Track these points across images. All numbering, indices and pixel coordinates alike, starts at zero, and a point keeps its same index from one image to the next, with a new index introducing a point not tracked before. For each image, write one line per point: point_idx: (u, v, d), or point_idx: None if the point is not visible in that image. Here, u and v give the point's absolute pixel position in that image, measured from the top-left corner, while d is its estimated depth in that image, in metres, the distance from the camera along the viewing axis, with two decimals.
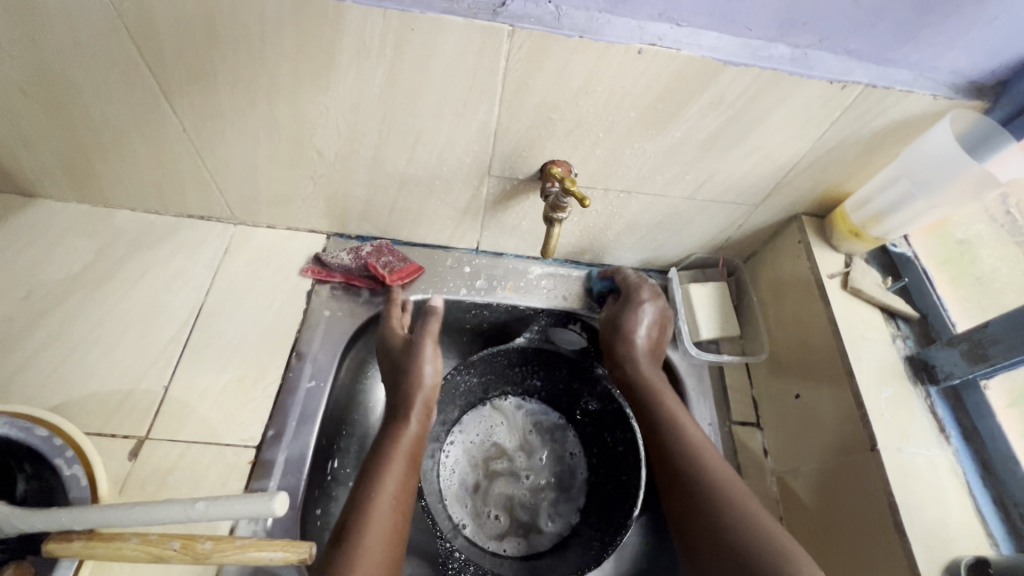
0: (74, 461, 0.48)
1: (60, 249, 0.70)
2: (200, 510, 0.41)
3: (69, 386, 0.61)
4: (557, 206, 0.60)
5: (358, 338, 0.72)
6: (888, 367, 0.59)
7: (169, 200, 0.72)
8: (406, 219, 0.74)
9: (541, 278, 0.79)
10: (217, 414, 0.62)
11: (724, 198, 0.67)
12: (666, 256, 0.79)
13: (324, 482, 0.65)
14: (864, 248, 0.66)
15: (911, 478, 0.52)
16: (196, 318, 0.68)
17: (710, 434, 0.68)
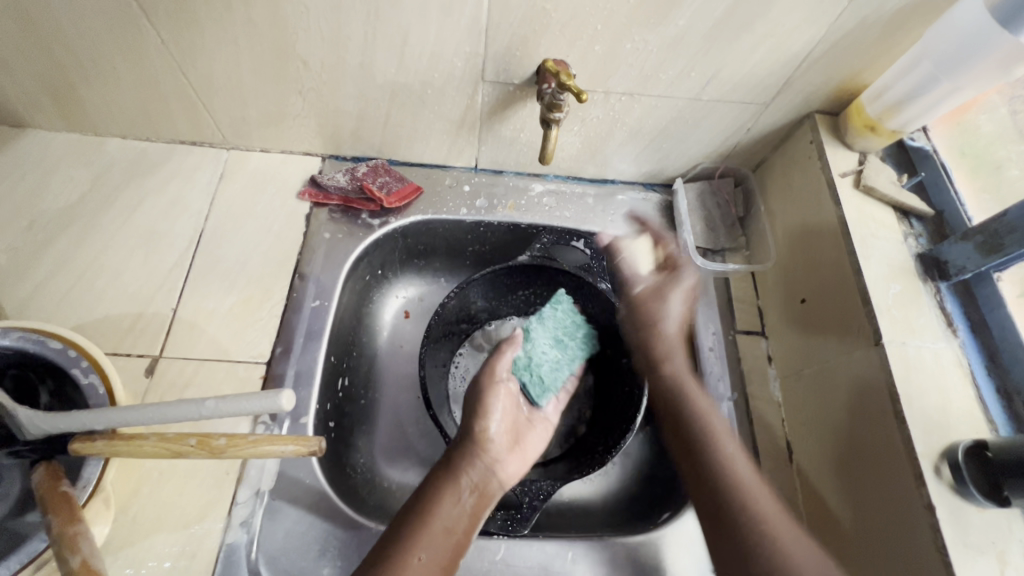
0: (90, 371, 0.49)
1: (56, 178, 0.69)
2: (211, 407, 0.42)
3: (81, 310, 0.62)
4: (554, 105, 0.57)
5: (362, 261, 0.72)
6: (898, 264, 0.57)
7: (159, 125, 0.70)
8: (400, 136, 0.72)
9: (542, 196, 0.77)
10: (226, 332, 0.63)
11: (732, 98, 0.64)
12: (671, 168, 0.76)
13: (336, 399, 0.67)
14: (880, 143, 0.63)
15: (915, 370, 0.52)
16: (197, 242, 0.68)
17: (714, 343, 0.69)
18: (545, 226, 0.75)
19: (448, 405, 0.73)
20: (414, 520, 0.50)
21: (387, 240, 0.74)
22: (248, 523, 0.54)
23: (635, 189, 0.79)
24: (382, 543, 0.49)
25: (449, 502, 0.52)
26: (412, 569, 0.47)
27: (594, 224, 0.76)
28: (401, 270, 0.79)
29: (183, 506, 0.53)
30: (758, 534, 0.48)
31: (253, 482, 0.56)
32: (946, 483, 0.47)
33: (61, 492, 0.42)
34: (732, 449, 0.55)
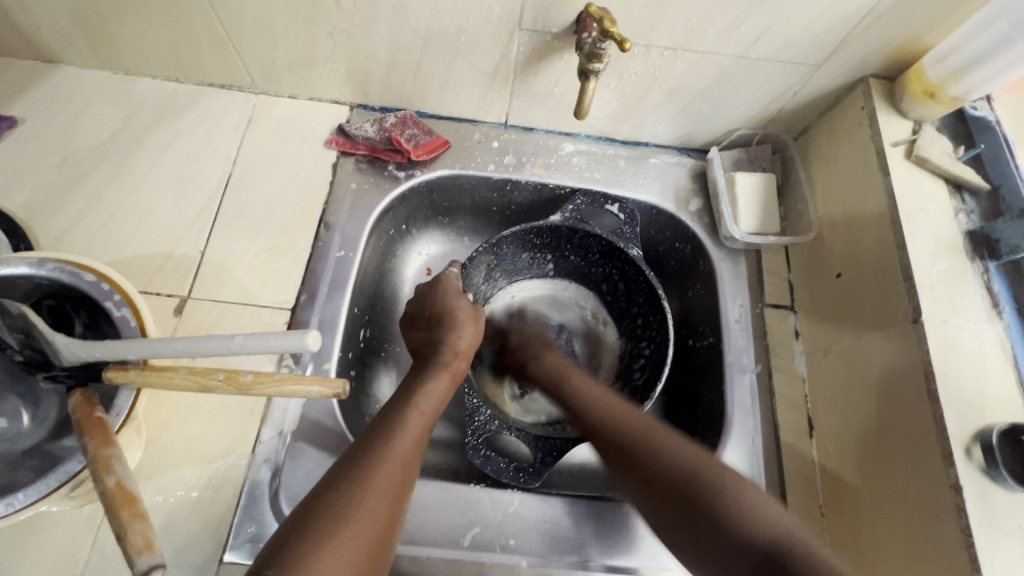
0: (123, 305, 0.50)
1: (88, 115, 0.69)
2: (238, 343, 0.43)
3: (113, 247, 0.63)
4: (594, 56, 0.54)
5: (387, 214, 0.72)
6: (945, 240, 0.55)
7: (188, 65, 0.70)
8: (430, 86, 0.70)
9: (573, 155, 0.75)
10: (252, 277, 0.64)
11: (782, 57, 0.60)
12: (708, 132, 0.73)
13: (358, 349, 0.68)
14: (938, 112, 0.59)
15: (954, 349, 0.50)
16: (225, 186, 0.68)
17: (740, 315, 0.68)
18: (576, 187, 0.74)
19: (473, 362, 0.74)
20: (407, 393, 0.56)
21: (413, 194, 0.73)
22: (271, 461, 0.55)
23: (669, 152, 0.76)
24: (384, 409, 0.54)
25: (439, 382, 0.57)
26: (414, 419, 0.53)
27: (624, 188, 0.73)
28: (424, 226, 0.79)
29: (210, 441, 0.55)
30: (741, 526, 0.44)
31: (276, 423, 0.57)
32: (976, 465, 0.46)
33: (96, 418, 0.43)
34: (598, 399, 0.59)
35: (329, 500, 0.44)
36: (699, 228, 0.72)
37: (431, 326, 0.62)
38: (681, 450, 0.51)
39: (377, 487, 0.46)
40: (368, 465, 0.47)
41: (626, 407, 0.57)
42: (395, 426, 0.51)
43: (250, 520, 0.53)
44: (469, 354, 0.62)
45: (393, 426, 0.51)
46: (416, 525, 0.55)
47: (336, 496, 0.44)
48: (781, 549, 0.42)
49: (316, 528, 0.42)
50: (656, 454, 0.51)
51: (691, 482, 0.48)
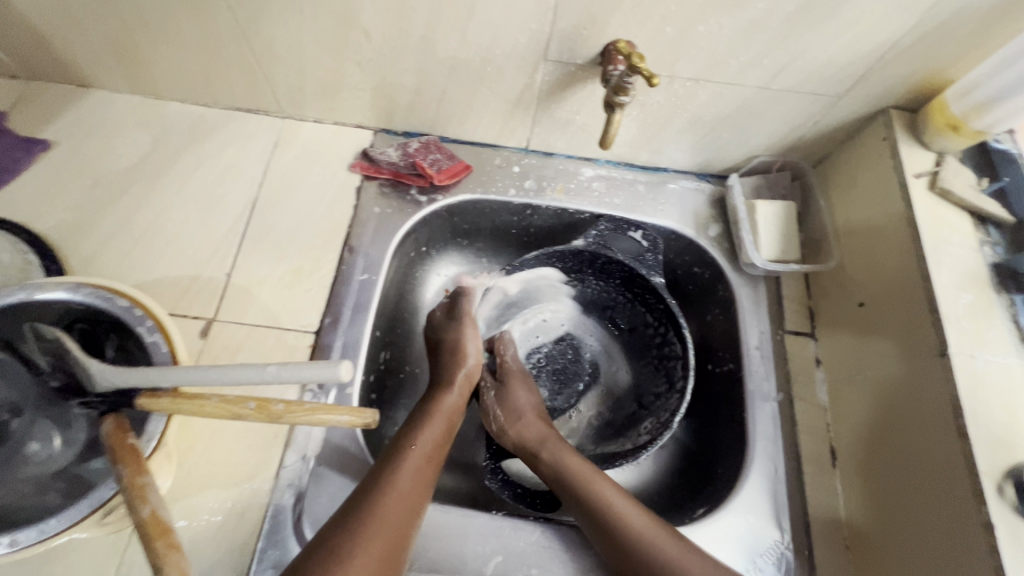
0: (154, 329, 0.50)
1: (119, 139, 0.71)
2: (271, 373, 0.43)
3: (140, 269, 0.64)
4: (620, 89, 0.55)
5: (409, 236, 0.73)
6: (971, 273, 0.55)
7: (218, 90, 0.71)
8: (453, 113, 0.71)
9: (592, 180, 0.76)
10: (277, 300, 0.64)
11: (803, 88, 0.61)
12: (728, 158, 0.74)
13: (379, 371, 0.69)
14: (959, 144, 0.59)
15: (982, 384, 0.50)
16: (250, 209, 0.69)
17: (761, 342, 0.68)
18: (596, 211, 0.74)
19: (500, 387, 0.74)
20: (404, 433, 0.56)
21: (434, 217, 0.74)
22: (294, 485, 0.56)
23: (688, 178, 0.77)
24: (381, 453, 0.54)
25: (435, 422, 0.58)
26: (410, 463, 0.53)
27: (643, 214, 0.74)
28: (444, 248, 0.79)
29: (235, 465, 0.55)
30: None
31: (300, 447, 0.57)
32: (1009, 503, 0.45)
33: (129, 444, 0.44)
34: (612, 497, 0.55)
35: (325, 551, 0.44)
36: (718, 253, 0.72)
37: (435, 353, 0.66)
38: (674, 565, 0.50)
39: (373, 535, 0.46)
40: (366, 513, 0.47)
41: (643, 516, 0.53)
42: (390, 469, 0.52)
43: (273, 546, 0.53)
44: (471, 381, 0.64)
45: (386, 476, 0.51)
46: (438, 552, 0.55)
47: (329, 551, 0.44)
48: None
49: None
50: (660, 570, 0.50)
51: None
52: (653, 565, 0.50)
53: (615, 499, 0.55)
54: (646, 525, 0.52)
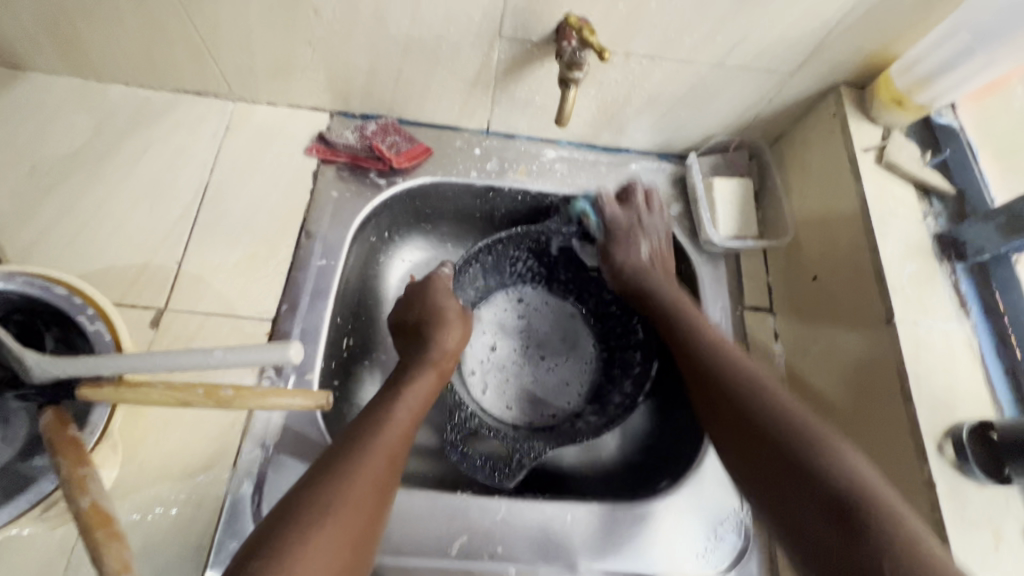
0: (96, 319, 0.48)
1: (58, 124, 0.68)
2: (218, 356, 0.42)
3: (85, 259, 0.62)
4: (573, 65, 0.55)
5: (369, 221, 0.71)
6: (915, 244, 0.56)
7: (163, 73, 0.68)
8: (411, 94, 0.69)
9: (554, 162, 0.76)
10: (231, 288, 0.63)
11: (757, 65, 0.62)
12: (687, 138, 0.75)
13: (341, 358, 0.68)
14: (905, 119, 0.61)
15: (924, 348, 0.51)
16: (203, 194, 0.67)
17: (721, 319, 0.69)
18: (558, 192, 0.74)
19: (470, 372, 0.74)
20: (396, 388, 0.56)
21: (395, 201, 0.73)
22: (253, 474, 0.54)
23: (649, 158, 0.77)
24: (371, 403, 0.55)
25: (426, 380, 0.58)
26: (400, 414, 0.53)
27: (604, 194, 0.74)
28: (408, 233, 0.78)
29: (190, 456, 0.54)
30: (825, 470, 0.45)
31: (258, 436, 0.56)
32: (948, 461, 0.47)
33: (69, 436, 0.42)
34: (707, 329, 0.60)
35: (311, 488, 0.45)
36: (678, 232, 0.73)
37: (419, 329, 0.62)
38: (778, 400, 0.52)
39: (360, 481, 0.46)
40: (359, 459, 0.48)
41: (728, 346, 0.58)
42: (383, 419, 0.52)
43: (232, 537, 0.52)
44: (457, 353, 0.62)
45: (377, 420, 0.52)
46: (404, 534, 0.55)
47: (319, 487, 0.45)
48: (854, 503, 0.42)
49: (301, 515, 0.43)
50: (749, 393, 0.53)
51: (788, 430, 0.49)
52: (749, 394, 0.53)
53: (748, 363, 0.56)
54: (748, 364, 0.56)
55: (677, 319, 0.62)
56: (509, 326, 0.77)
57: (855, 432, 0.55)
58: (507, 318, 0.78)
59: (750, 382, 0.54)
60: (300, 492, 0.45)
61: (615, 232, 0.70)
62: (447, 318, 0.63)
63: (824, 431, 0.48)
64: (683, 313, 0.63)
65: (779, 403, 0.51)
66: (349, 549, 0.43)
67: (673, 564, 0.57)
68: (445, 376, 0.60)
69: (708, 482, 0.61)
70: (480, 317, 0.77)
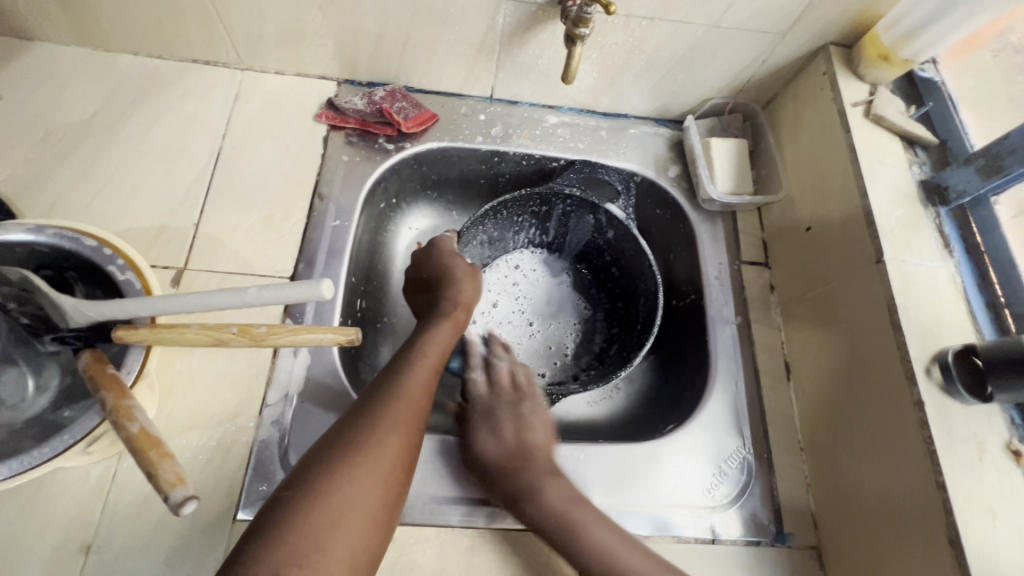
0: (127, 269, 0.50)
1: (69, 93, 0.69)
2: (253, 295, 0.44)
3: (104, 222, 0.63)
4: (580, 20, 0.56)
5: (379, 186, 0.73)
6: (901, 190, 0.60)
7: (172, 41, 0.69)
8: (417, 60, 0.71)
9: (557, 127, 0.78)
10: (249, 248, 0.64)
11: (750, 26, 0.65)
12: (683, 102, 0.77)
13: (355, 318, 0.70)
14: (891, 75, 0.64)
15: (912, 284, 0.55)
16: (215, 160, 0.68)
17: (719, 273, 0.72)
18: (561, 156, 0.77)
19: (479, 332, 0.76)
20: (414, 340, 0.58)
21: (403, 167, 0.75)
22: (279, 422, 0.56)
23: (647, 123, 0.80)
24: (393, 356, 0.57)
25: (440, 331, 0.59)
26: (423, 362, 0.55)
27: (605, 158, 0.77)
28: (414, 200, 0.80)
29: (217, 405, 0.56)
30: None
31: (282, 386, 0.58)
32: (936, 383, 0.51)
33: (109, 373, 0.44)
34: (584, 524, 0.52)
35: (344, 431, 0.47)
36: (677, 193, 0.76)
37: (432, 285, 0.64)
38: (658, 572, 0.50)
39: (388, 426, 0.48)
40: (381, 408, 0.49)
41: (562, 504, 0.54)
42: (405, 367, 0.54)
43: (263, 480, 0.54)
44: (469, 306, 0.64)
45: (400, 368, 0.54)
46: (425, 476, 0.58)
47: (352, 429, 0.47)
48: None
49: (337, 453, 0.45)
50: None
51: None
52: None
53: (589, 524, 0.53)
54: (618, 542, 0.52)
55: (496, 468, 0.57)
56: (513, 289, 0.80)
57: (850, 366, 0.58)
58: (511, 281, 0.80)
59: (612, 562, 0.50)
60: (336, 434, 0.47)
61: (480, 409, 0.63)
62: (458, 273, 0.64)
63: None
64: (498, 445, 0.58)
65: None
66: (383, 490, 0.45)
67: (676, 497, 0.60)
68: (462, 328, 0.62)
69: (711, 423, 0.64)
70: (486, 280, 0.79)
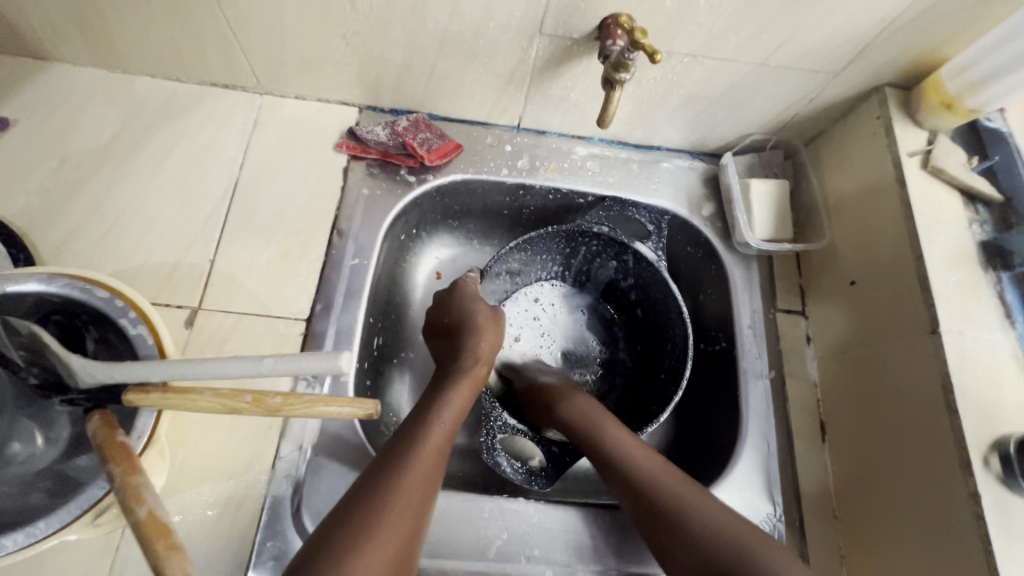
0: (138, 321, 0.48)
1: (85, 118, 0.66)
2: (269, 365, 0.42)
3: (117, 256, 0.61)
4: (620, 65, 0.53)
5: (399, 219, 0.71)
6: (960, 251, 0.56)
7: (191, 65, 0.67)
8: (443, 89, 0.68)
9: (585, 159, 0.74)
10: (265, 287, 0.62)
11: (801, 65, 0.60)
12: (722, 136, 0.73)
13: (372, 358, 0.68)
14: (952, 122, 0.60)
15: (970, 360, 0.51)
16: (233, 191, 0.66)
17: (752, 321, 0.68)
18: (590, 191, 0.73)
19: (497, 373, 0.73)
20: (429, 401, 0.56)
21: (424, 199, 0.72)
22: (291, 476, 0.55)
23: (680, 157, 0.76)
24: (408, 418, 0.54)
25: (458, 391, 0.57)
26: (437, 429, 0.52)
27: (637, 195, 0.73)
28: (434, 230, 0.77)
29: (229, 457, 0.54)
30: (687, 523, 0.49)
31: (296, 438, 0.56)
32: (994, 474, 0.47)
33: (119, 442, 0.42)
34: (617, 437, 0.58)
35: (355, 510, 0.45)
36: (711, 234, 0.72)
37: (451, 334, 0.62)
38: (647, 471, 0.54)
39: (397, 507, 0.45)
40: (393, 483, 0.47)
41: (638, 447, 0.57)
42: (419, 434, 0.51)
43: (273, 538, 0.52)
44: (489, 358, 0.61)
45: (414, 435, 0.51)
46: (439, 538, 0.55)
47: (361, 510, 0.44)
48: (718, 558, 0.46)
49: (346, 537, 0.43)
50: (632, 473, 0.54)
51: (660, 496, 0.52)
52: (646, 481, 0.54)
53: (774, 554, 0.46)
54: (646, 456, 0.56)
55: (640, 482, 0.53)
56: (536, 324, 0.77)
57: (897, 442, 0.54)
58: (533, 315, 0.77)
59: (638, 468, 0.54)
60: (348, 512, 0.44)
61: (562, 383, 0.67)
62: (477, 326, 0.62)
63: (685, 501, 0.51)
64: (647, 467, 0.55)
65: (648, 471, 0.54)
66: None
67: None
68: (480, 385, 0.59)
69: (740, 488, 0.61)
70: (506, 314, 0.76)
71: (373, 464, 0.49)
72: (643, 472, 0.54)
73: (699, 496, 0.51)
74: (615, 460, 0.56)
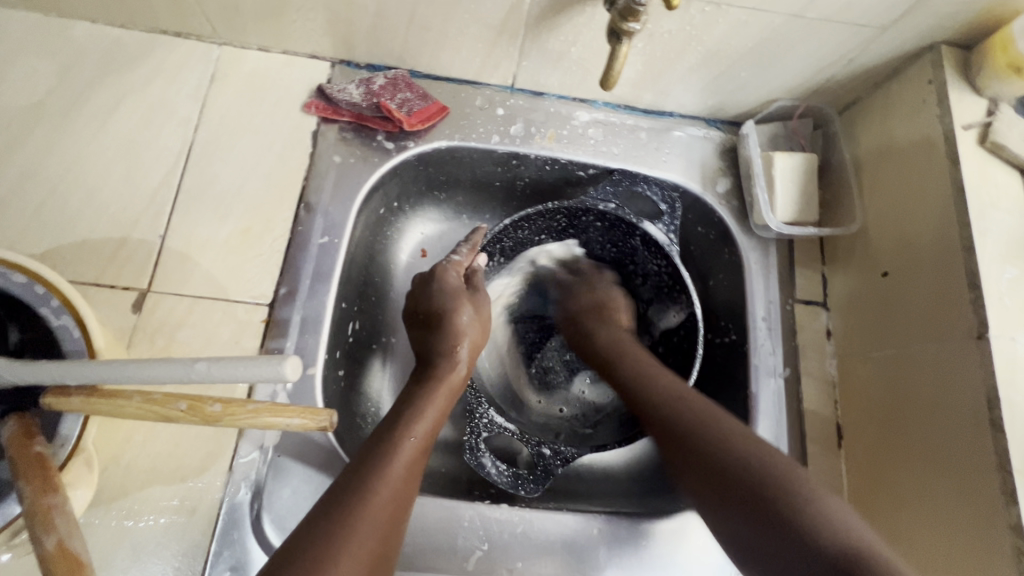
0: (62, 311, 0.42)
1: (16, 70, 0.58)
2: (201, 370, 0.35)
3: (55, 231, 0.54)
4: (630, 13, 0.44)
5: (377, 191, 0.63)
6: (1016, 243, 0.48)
7: (134, 9, 0.58)
8: (425, 42, 0.59)
9: (588, 126, 0.66)
10: (222, 268, 0.55)
11: (845, 17, 0.51)
12: (744, 101, 0.64)
13: (346, 345, 0.61)
14: (1017, 89, 0.51)
15: (1020, 371, 0.45)
16: (187, 156, 0.58)
17: (768, 312, 0.61)
18: (591, 162, 0.65)
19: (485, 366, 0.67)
20: (401, 410, 0.50)
21: (405, 168, 0.64)
22: (250, 479, 0.49)
23: (695, 124, 0.67)
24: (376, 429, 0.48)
25: (433, 401, 0.51)
26: (408, 445, 0.46)
27: (644, 167, 0.65)
28: (418, 203, 0.69)
29: (180, 459, 0.49)
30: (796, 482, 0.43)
31: (255, 438, 0.50)
32: None
33: (35, 454, 0.36)
34: (669, 381, 0.54)
35: (311, 540, 0.39)
36: (726, 213, 0.64)
37: (427, 330, 0.56)
38: (700, 406, 0.50)
39: (360, 537, 0.40)
40: (354, 510, 0.41)
41: (690, 391, 0.52)
42: (387, 450, 0.45)
43: (229, 547, 0.48)
44: (469, 360, 0.56)
45: (381, 451, 0.45)
46: (414, 549, 0.51)
47: (316, 541, 0.39)
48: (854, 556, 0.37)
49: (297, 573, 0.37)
50: (729, 446, 0.46)
51: (705, 426, 0.48)
52: (690, 428, 0.49)
53: (820, 489, 0.42)
54: (700, 401, 0.51)
55: (680, 420, 0.50)
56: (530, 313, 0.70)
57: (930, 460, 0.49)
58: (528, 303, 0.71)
59: (697, 409, 0.50)
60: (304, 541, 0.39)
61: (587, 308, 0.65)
62: (457, 323, 0.56)
63: (797, 468, 0.44)
64: (691, 402, 0.51)
65: (716, 413, 0.50)
66: None
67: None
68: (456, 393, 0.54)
69: None
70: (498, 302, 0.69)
71: (333, 485, 0.43)
72: (705, 433, 0.48)
73: (734, 420, 0.49)
74: (679, 401, 0.51)
